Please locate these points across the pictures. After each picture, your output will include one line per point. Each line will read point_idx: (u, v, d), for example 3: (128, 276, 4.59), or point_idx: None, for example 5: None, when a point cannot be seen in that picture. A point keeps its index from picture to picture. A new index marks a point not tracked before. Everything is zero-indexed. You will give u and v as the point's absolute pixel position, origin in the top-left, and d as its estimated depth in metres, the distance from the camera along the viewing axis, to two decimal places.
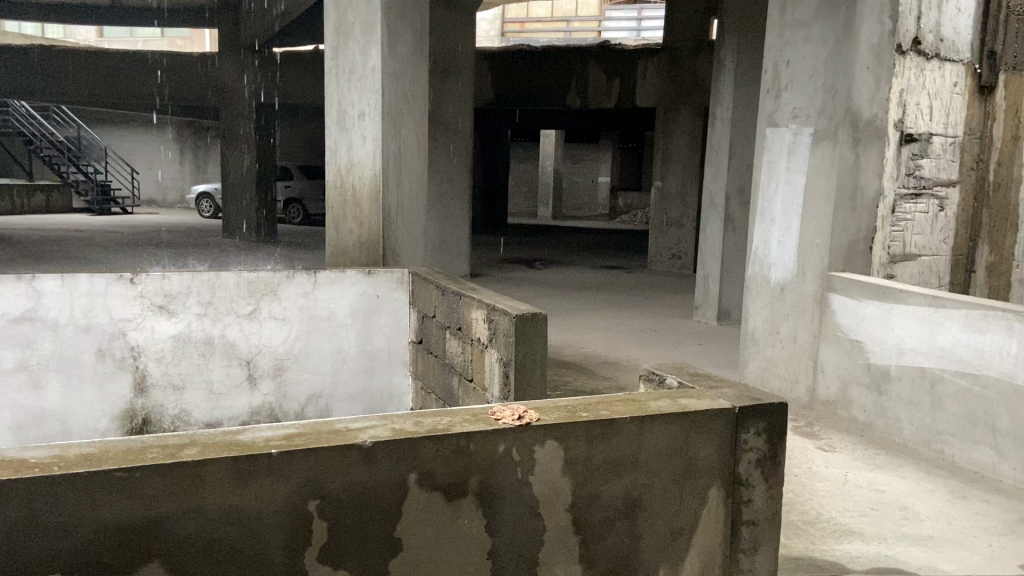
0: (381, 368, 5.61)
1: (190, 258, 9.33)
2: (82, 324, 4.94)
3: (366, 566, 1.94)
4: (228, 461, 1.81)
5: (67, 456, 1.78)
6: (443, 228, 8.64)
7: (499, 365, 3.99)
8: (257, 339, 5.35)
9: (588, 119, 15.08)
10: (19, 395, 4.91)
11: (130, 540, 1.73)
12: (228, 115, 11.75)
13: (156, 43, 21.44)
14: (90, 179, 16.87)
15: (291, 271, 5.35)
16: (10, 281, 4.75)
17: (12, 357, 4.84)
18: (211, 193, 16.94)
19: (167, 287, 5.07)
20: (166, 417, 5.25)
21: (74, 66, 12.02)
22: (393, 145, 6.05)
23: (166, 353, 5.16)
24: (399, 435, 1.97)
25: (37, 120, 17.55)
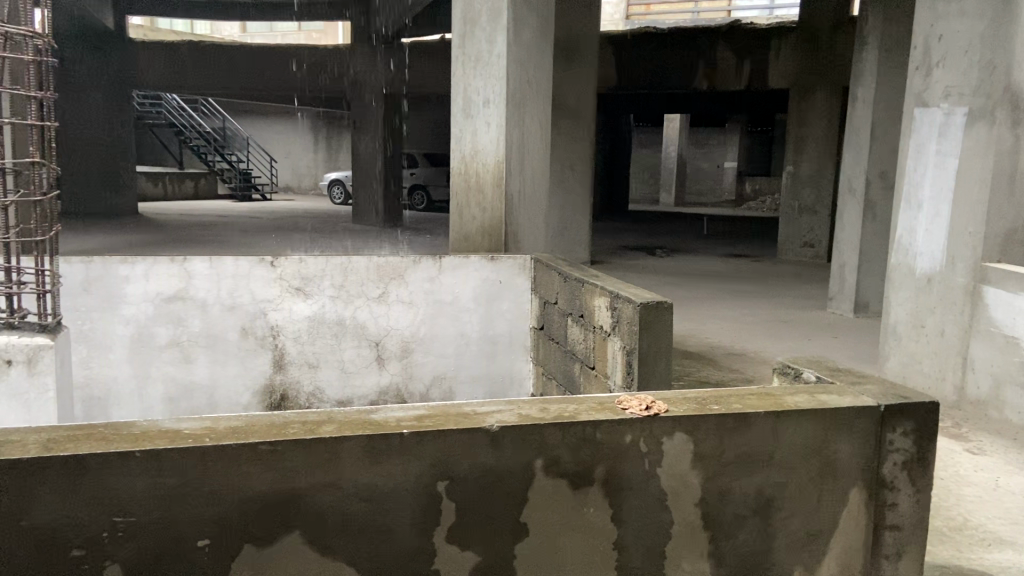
0: (503, 352, 5.69)
1: (322, 242, 9.74)
2: (228, 303, 5.25)
3: (492, 549, 1.97)
4: (362, 439, 1.87)
5: (216, 428, 1.89)
6: (564, 214, 8.65)
7: (622, 354, 3.94)
8: (385, 322, 5.54)
9: (716, 102, 14.62)
10: (173, 368, 5.24)
11: (273, 511, 1.83)
12: (358, 105, 12.11)
13: (294, 37, 22.49)
14: (233, 167, 17.89)
15: (418, 256, 5.50)
16: (164, 263, 5.10)
17: (167, 334, 5.18)
18: (342, 180, 17.65)
19: (304, 270, 5.34)
20: (302, 394, 5.50)
21: (223, 62, 12.76)
22: (517, 132, 6.12)
23: (302, 332, 5.41)
24: (525, 421, 1.98)
25: (188, 112, 18.78)
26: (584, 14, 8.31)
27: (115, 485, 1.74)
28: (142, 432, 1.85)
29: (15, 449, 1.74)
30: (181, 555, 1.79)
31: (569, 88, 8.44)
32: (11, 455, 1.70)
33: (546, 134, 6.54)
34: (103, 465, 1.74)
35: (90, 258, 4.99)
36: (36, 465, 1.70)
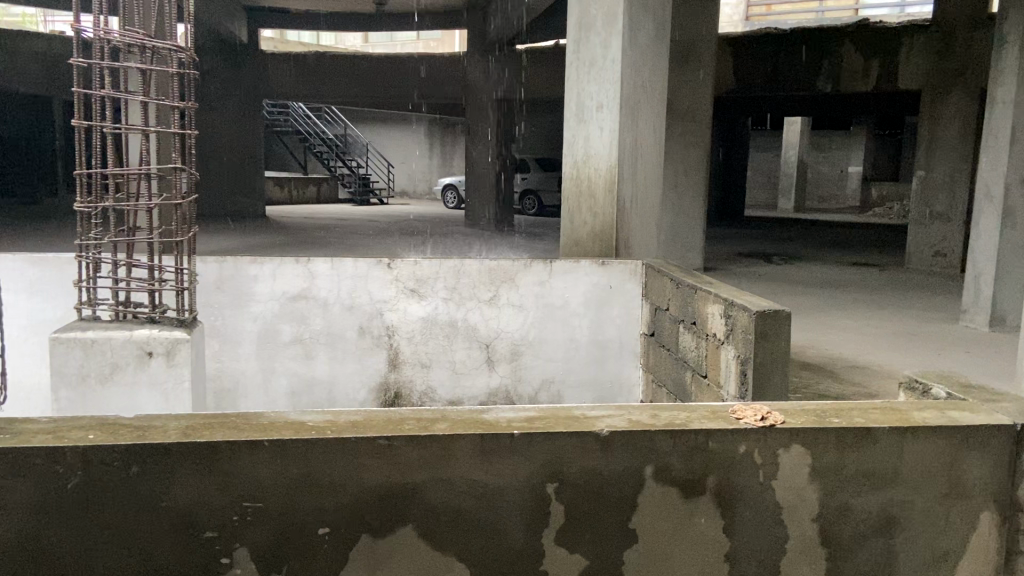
0: (612, 358, 5.67)
1: (435, 245, 9.98)
2: (347, 303, 5.47)
3: (602, 554, 1.97)
4: (474, 437, 1.91)
5: (336, 422, 1.99)
6: (676, 219, 8.52)
7: (736, 363, 3.85)
8: (496, 324, 5.62)
9: (840, 104, 14.03)
10: (295, 363, 5.48)
11: (388, 505, 1.90)
12: (473, 112, 12.35)
13: (412, 46, 23.15)
14: (353, 172, 18.57)
15: (529, 260, 5.57)
16: (290, 263, 5.37)
17: (290, 331, 5.44)
18: (456, 184, 18.03)
19: (419, 271, 5.50)
20: (415, 393, 5.65)
21: (343, 74, 13.08)
22: (630, 136, 6.07)
23: (416, 332, 5.57)
24: (635, 427, 1.97)
25: (312, 120, 19.63)
26: (702, 16, 8.16)
27: (243, 472, 1.85)
28: (271, 422, 1.97)
29: (157, 433, 1.88)
30: (302, 541, 1.88)
31: (684, 91, 8.29)
32: (154, 438, 1.84)
33: (661, 138, 6.48)
34: (234, 452, 1.85)
35: (223, 258, 5.28)
36: (176, 448, 1.83)
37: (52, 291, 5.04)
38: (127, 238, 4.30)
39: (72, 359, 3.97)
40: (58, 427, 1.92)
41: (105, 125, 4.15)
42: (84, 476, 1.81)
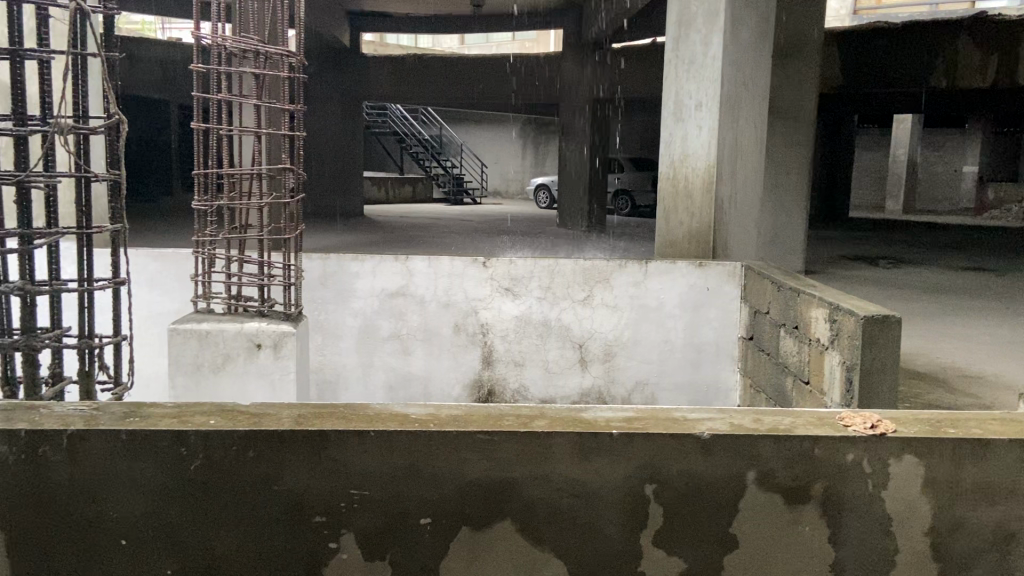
0: (708, 361, 5.59)
1: (528, 245, 10.04)
2: (444, 301, 5.58)
3: (702, 558, 1.95)
4: (575, 436, 1.93)
5: (439, 415, 2.04)
6: (776, 220, 8.28)
7: (841, 369, 3.73)
8: (590, 324, 5.61)
9: (955, 101, 13.34)
10: (393, 358, 5.63)
11: (488, 498, 1.93)
12: (567, 113, 12.35)
13: (509, 47, 23.37)
14: (448, 172, 18.89)
15: (624, 260, 5.55)
16: (390, 261, 5.51)
17: (389, 327, 5.58)
18: (549, 185, 18.08)
19: (514, 270, 5.55)
20: (508, 391, 5.70)
21: (441, 75, 13.30)
22: (729, 135, 5.96)
23: (510, 330, 5.62)
24: (737, 430, 1.95)
25: (409, 121, 20.03)
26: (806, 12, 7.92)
27: (351, 461, 1.92)
28: (377, 415, 2.04)
29: (271, 421, 1.98)
30: (405, 531, 1.94)
31: (786, 89, 8.07)
32: (268, 426, 1.94)
33: (761, 137, 6.34)
34: (343, 441, 1.92)
35: (326, 255, 5.47)
36: (288, 437, 1.92)
37: (169, 284, 5.34)
38: (240, 235, 4.52)
39: (188, 348, 4.20)
40: (182, 411, 2.05)
41: (221, 128, 4.37)
42: (205, 460, 1.91)
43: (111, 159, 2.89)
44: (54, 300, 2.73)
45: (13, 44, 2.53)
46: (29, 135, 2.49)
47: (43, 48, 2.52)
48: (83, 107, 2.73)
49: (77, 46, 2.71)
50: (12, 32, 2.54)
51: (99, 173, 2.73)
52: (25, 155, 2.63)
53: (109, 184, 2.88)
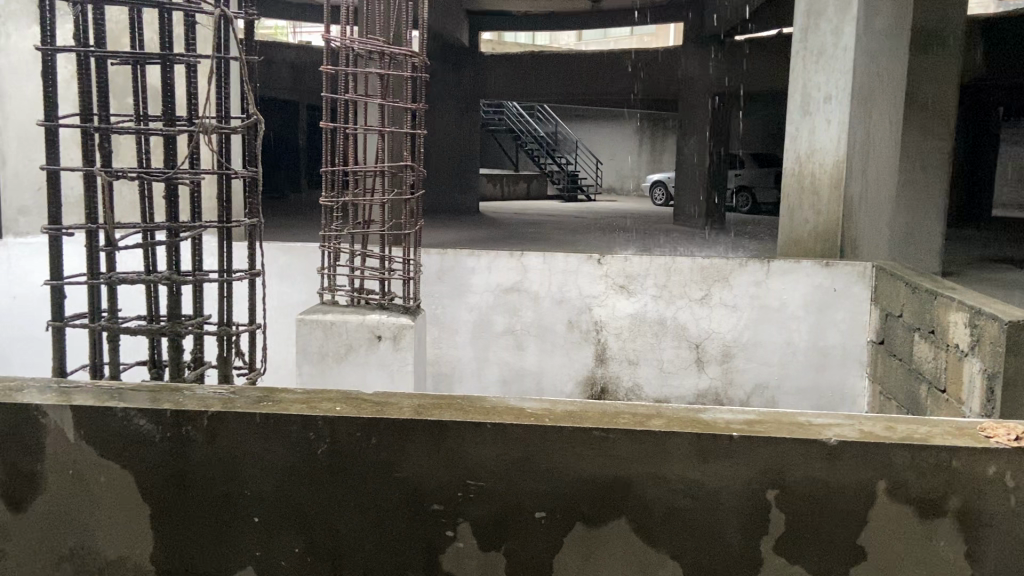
0: (834, 366, 5.41)
1: (643, 242, 9.93)
2: (558, 297, 5.59)
3: (825, 567, 1.87)
4: (693, 436, 1.89)
5: (555, 411, 2.05)
6: (911, 219, 7.82)
7: (981, 377, 3.51)
8: (708, 324, 5.50)
9: None
10: (507, 354, 5.68)
11: (603, 494, 1.93)
12: (687, 108, 12.12)
13: (627, 43, 23.25)
14: (562, 169, 19.02)
15: (744, 260, 5.42)
16: (505, 257, 5.57)
17: (503, 322, 5.65)
18: (665, 181, 17.80)
19: (629, 268, 5.51)
20: (621, 389, 5.64)
21: (558, 72, 13.34)
22: (862, 129, 5.69)
23: (624, 328, 5.57)
24: (867, 438, 1.86)
25: (526, 118, 20.19)
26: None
27: (468, 451, 1.96)
28: (493, 407, 2.07)
29: (393, 410, 2.04)
30: (521, 523, 1.95)
31: (924, 79, 7.64)
32: (391, 414, 2.00)
33: (897, 131, 6.03)
34: (460, 432, 1.96)
35: (444, 250, 5.59)
36: (409, 425, 1.98)
37: (298, 276, 5.61)
38: (363, 230, 4.69)
39: (314, 338, 4.42)
40: (310, 397, 2.15)
41: (347, 128, 4.54)
42: (331, 444, 2.00)
43: (249, 156, 3.06)
44: (197, 290, 2.92)
45: (164, 51, 2.72)
46: (178, 135, 2.66)
47: (191, 53, 2.69)
48: (225, 108, 2.90)
49: (222, 51, 2.88)
50: (164, 39, 2.72)
51: (238, 170, 2.89)
52: (174, 154, 2.82)
53: (246, 180, 3.05)
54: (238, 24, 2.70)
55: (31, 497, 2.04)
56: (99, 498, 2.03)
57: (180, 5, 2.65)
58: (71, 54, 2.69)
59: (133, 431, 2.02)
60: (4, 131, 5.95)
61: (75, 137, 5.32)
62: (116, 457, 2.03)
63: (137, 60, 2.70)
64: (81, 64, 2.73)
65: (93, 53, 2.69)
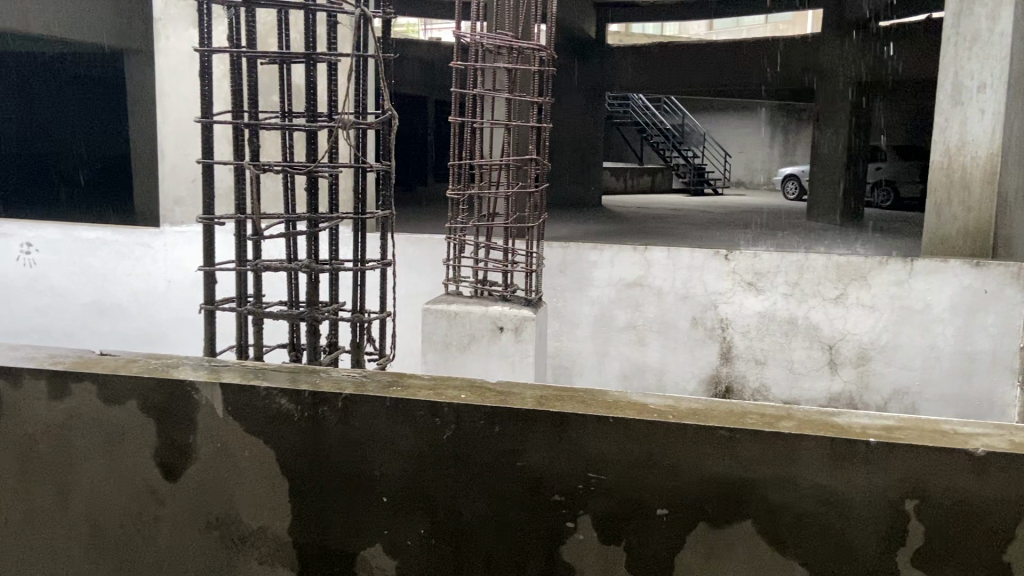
0: (981, 372, 5.13)
1: (773, 238, 9.58)
2: (682, 293, 5.49)
3: None
4: (825, 440, 1.83)
5: (678, 407, 2.02)
6: None
7: None
8: (842, 325, 5.26)
9: None
10: (628, 350, 5.63)
11: (728, 495, 1.89)
12: (824, 98, 11.63)
13: (760, 32, 22.55)
14: (689, 162, 18.60)
15: (885, 257, 5.15)
16: (628, 251, 5.53)
17: (624, 318, 5.60)
18: (799, 175, 17.09)
19: (758, 264, 5.34)
20: (747, 389, 5.48)
21: (687, 63, 13.06)
22: (1015, 121, 5.43)
23: (752, 327, 5.42)
24: (1019, 450, 1.76)
25: (651, 110, 19.87)
26: None
27: (590, 444, 1.97)
28: (616, 401, 2.07)
29: (515, 399, 2.08)
30: (643, 519, 1.95)
31: None
32: (514, 404, 2.03)
33: None
34: (582, 424, 1.97)
35: (566, 244, 5.61)
36: (533, 415, 2.00)
37: (424, 266, 5.78)
38: (487, 223, 4.77)
39: (438, 326, 4.59)
40: (437, 383, 2.22)
41: (475, 121, 4.63)
42: (456, 430, 2.05)
43: (383, 150, 3.18)
44: (333, 278, 3.06)
45: (308, 49, 2.86)
46: (319, 130, 2.80)
47: (332, 52, 2.82)
48: (362, 103, 3.02)
49: (360, 49, 3.00)
50: (308, 38, 2.86)
51: (373, 163, 3.01)
52: (315, 148, 2.96)
53: (380, 173, 3.17)
54: (376, 22, 2.81)
55: (183, 466, 2.20)
56: (244, 471, 2.17)
57: (324, 6, 2.77)
58: (225, 54, 2.87)
59: (274, 409, 2.15)
60: (165, 128, 6.43)
61: (226, 134, 5.69)
62: (259, 433, 2.16)
63: (283, 59, 2.85)
64: (234, 64, 2.91)
65: (244, 54, 2.86)
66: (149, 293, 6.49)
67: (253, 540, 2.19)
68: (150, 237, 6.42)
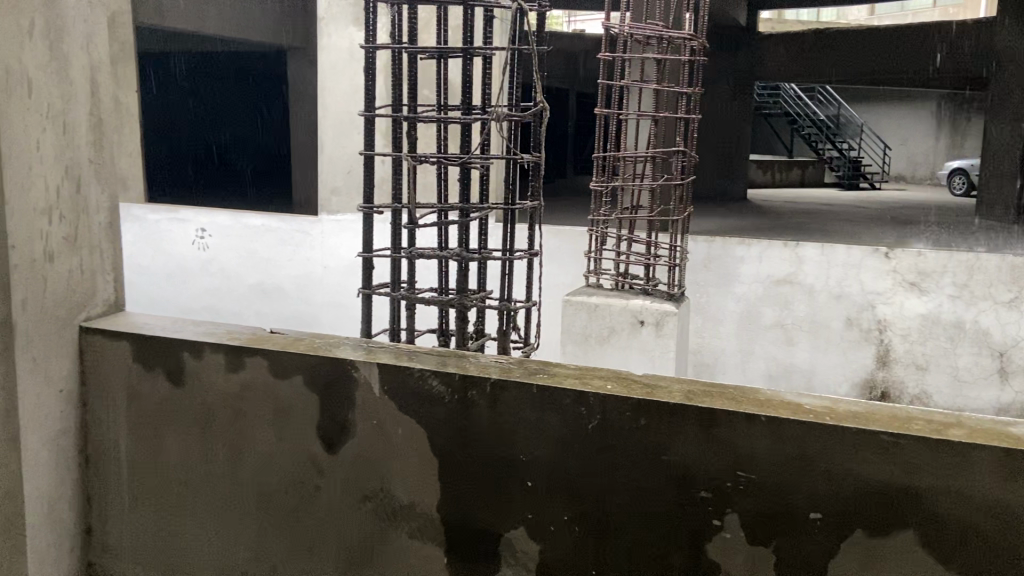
0: None
1: (936, 236, 8.96)
2: (836, 292, 5.37)
3: None
4: (999, 451, 1.75)
5: (834, 409, 1.96)
6: None
7: None
8: (1014, 331, 5.05)
9: None
10: (775, 348, 5.53)
11: (888, 503, 1.82)
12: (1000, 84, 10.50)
13: (928, 15, 21.03)
14: (844, 155, 17.66)
15: None
16: (778, 247, 5.44)
17: (772, 315, 5.50)
18: (967, 169, 15.86)
19: (922, 264, 5.17)
20: (906, 395, 5.34)
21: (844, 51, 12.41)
22: None
23: (912, 329, 5.25)
24: None
25: (804, 100, 19.02)
26: None
27: (741, 442, 1.94)
28: (768, 400, 2.02)
29: (663, 393, 2.07)
30: (794, 521, 1.90)
31: None
32: (662, 397, 2.02)
33: None
34: (732, 422, 1.94)
35: (712, 238, 5.58)
36: (681, 410, 1.98)
37: (565, 258, 5.82)
38: (631, 216, 4.74)
39: (579, 319, 4.63)
40: (585, 372, 2.25)
41: (622, 113, 4.60)
42: (602, 421, 2.06)
43: (533, 142, 3.23)
44: (482, 266, 3.15)
45: (465, 44, 2.94)
46: (473, 122, 2.87)
47: (488, 46, 2.89)
48: (515, 96, 3.08)
49: (515, 42, 3.06)
50: (466, 33, 2.95)
51: (524, 155, 3.06)
52: (469, 140, 3.05)
53: (530, 165, 3.22)
54: (531, 15, 2.86)
55: (342, 440, 2.34)
56: (397, 448, 2.28)
57: (481, 1, 2.85)
58: (388, 49, 3.01)
59: (427, 391, 2.24)
60: (324, 121, 6.80)
61: (383, 126, 5.95)
62: (413, 413, 2.26)
63: (442, 54, 2.95)
64: (395, 60, 3.05)
65: (405, 49, 2.98)
66: (306, 278, 6.91)
67: (405, 514, 2.29)
68: (309, 225, 6.83)
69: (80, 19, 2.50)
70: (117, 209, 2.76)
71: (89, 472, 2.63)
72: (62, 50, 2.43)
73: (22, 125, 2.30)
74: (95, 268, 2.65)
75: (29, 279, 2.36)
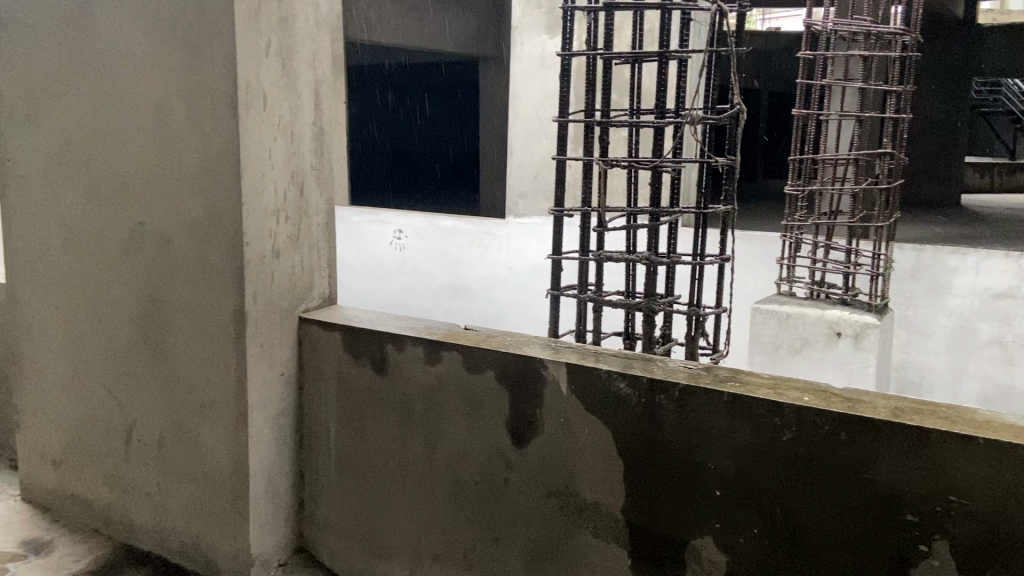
0: None
1: None
2: None
3: None
4: None
5: None
6: None
7: None
8: None
9: None
10: (991, 367, 5.50)
11: None
12: None
13: None
14: None
15: None
16: (998, 257, 5.39)
17: (990, 332, 5.47)
18: None
19: None
20: None
21: None
22: None
23: None
24: None
25: None
26: None
27: (953, 464, 1.81)
28: (986, 421, 1.87)
29: (866, 407, 1.96)
30: (1013, 553, 1.77)
31: None
32: (866, 413, 1.92)
33: None
34: (944, 443, 1.82)
35: (922, 247, 5.61)
36: (886, 426, 1.88)
37: (756, 264, 5.63)
38: (830, 221, 4.50)
39: (768, 328, 4.47)
40: (778, 381, 2.18)
41: (823, 114, 4.36)
42: (798, 433, 1.99)
43: (729, 144, 3.16)
44: (670, 270, 3.12)
45: (661, 48, 2.94)
46: (666, 126, 2.86)
47: (684, 49, 2.86)
48: (710, 97, 3.03)
49: (713, 43, 3.00)
50: (661, 36, 2.94)
51: (718, 158, 3.01)
52: (660, 144, 3.03)
53: (724, 168, 3.16)
54: (730, 15, 2.79)
55: (530, 436, 2.41)
56: (582, 446, 2.32)
57: (679, 4, 2.83)
58: (584, 56, 3.05)
59: (614, 392, 2.26)
60: (515, 127, 7.02)
61: (574, 133, 6.06)
62: (600, 413, 2.28)
63: (637, 59, 2.95)
64: (589, 65, 3.09)
65: (600, 55, 3.01)
66: (493, 279, 7.15)
67: (590, 513, 2.33)
68: (497, 227, 7.07)
69: (309, 38, 2.76)
70: (333, 211, 3.01)
71: (303, 450, 2.89)
72: (292, 67, 2.69)
73: (259, 136, 2.58)
74: (314, 264, 2.91)
75: (259, 273, 2.64)
